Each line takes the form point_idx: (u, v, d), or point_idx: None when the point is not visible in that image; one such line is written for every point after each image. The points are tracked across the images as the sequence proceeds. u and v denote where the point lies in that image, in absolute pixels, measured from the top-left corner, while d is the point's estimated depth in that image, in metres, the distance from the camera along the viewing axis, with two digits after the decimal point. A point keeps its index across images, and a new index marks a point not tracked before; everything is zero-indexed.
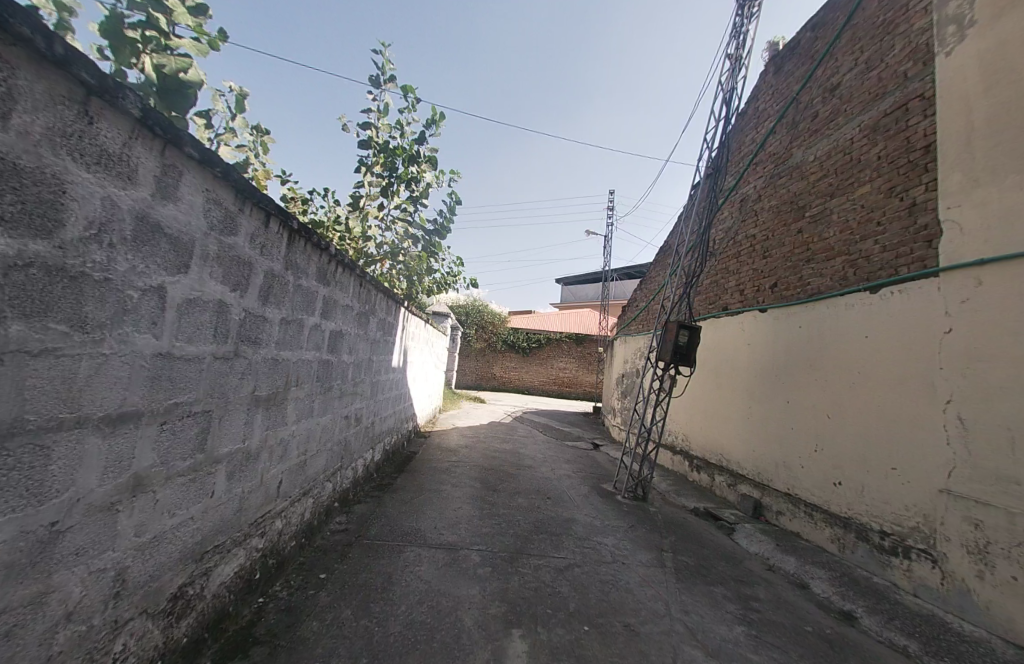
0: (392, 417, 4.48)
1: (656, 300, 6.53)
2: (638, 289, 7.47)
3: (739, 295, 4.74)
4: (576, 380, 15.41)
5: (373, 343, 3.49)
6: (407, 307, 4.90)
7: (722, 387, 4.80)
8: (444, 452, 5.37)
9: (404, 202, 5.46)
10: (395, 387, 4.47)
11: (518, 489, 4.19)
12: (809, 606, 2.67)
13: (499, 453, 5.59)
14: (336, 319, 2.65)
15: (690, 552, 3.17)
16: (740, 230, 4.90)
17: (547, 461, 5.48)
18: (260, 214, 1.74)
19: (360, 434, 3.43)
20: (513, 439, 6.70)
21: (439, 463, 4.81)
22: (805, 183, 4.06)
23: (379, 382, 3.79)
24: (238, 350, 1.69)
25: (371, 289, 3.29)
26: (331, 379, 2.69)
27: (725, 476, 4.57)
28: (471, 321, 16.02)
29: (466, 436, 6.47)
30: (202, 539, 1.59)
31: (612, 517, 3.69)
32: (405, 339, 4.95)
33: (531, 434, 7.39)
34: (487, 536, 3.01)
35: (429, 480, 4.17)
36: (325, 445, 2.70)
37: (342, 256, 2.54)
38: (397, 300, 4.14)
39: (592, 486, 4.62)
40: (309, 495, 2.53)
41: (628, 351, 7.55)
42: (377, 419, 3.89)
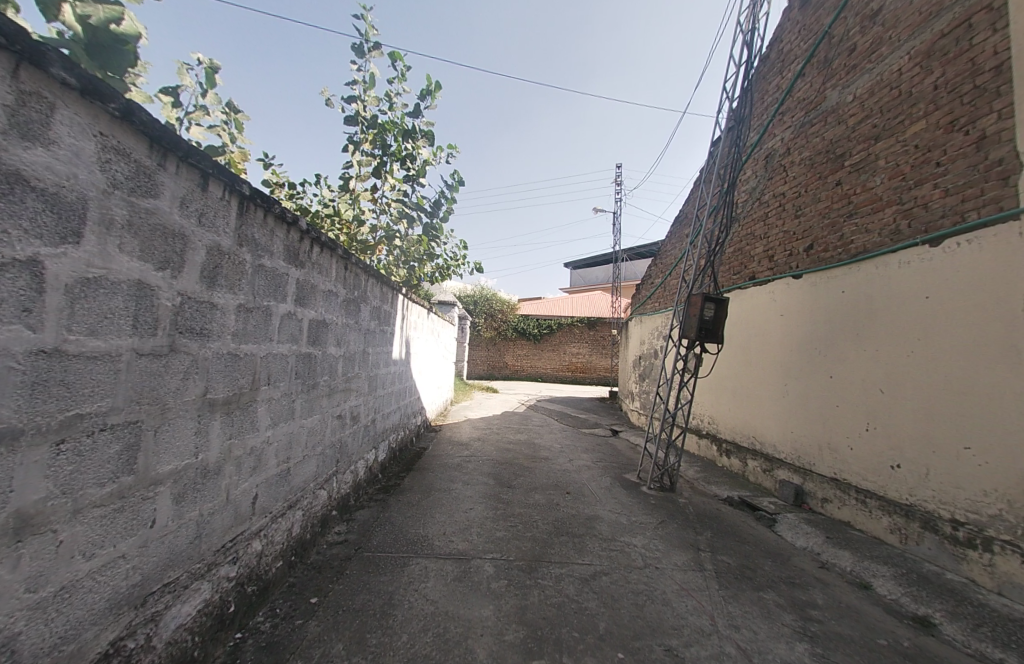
0: (397, 412, 4.18)
1: (674, 275, 6.09)
2: (653, 265, 7.02)
3: (769, 262, 4.30)
4: (590, 365, 15.01)
5: (367, 333, 3.16)
6: (406, 296, 4.57)
7: (754, 363, 4.38)
8: (455, 446, 5.07)
9: (398, 182, 5.09)
10: (398, 381, 4.16)
11: (535, 484, 3.86)
12: (876, 610, 2.30)
13: (514, 446, 5.27)
14: (317, 306, 2.32)
15: (731, 551, 2.82)
16: (766, 189, 4.42)
17: (564, 451, 5.16)
18: (192, 173, 1.40)
19: (359, 433, 3.13)
20: (528, 429, 6.38)
21: (449, 459, 4.51)
22: (844, 128, 3.57)
23: (378, 376, 3.47)
24: (175, 344, 1.36)
25: (360, 272, 2.95)
26: (317, 374, 2.37)
27: (760, 461, 4.18)
28: (479, 310, 15.68)
29: (478, 429, 6.17)
30: (143, 579, 1.29)
31: (639, 512, 3.35)
32: (407, 330, 4.62)
33: (546, 423, 7.07)
34: (502, 541, 2.70)
35: (438, 479, 3.87)
36: (315, 450, 2.40)
37: (316, 232, 2.20)
38: (394, 286, 3.80)
39: (614, 477, 4.28)
40: (298, 508, 2.24)
41: (644, 331, 7.12)
42: (379, 416, 3.59)
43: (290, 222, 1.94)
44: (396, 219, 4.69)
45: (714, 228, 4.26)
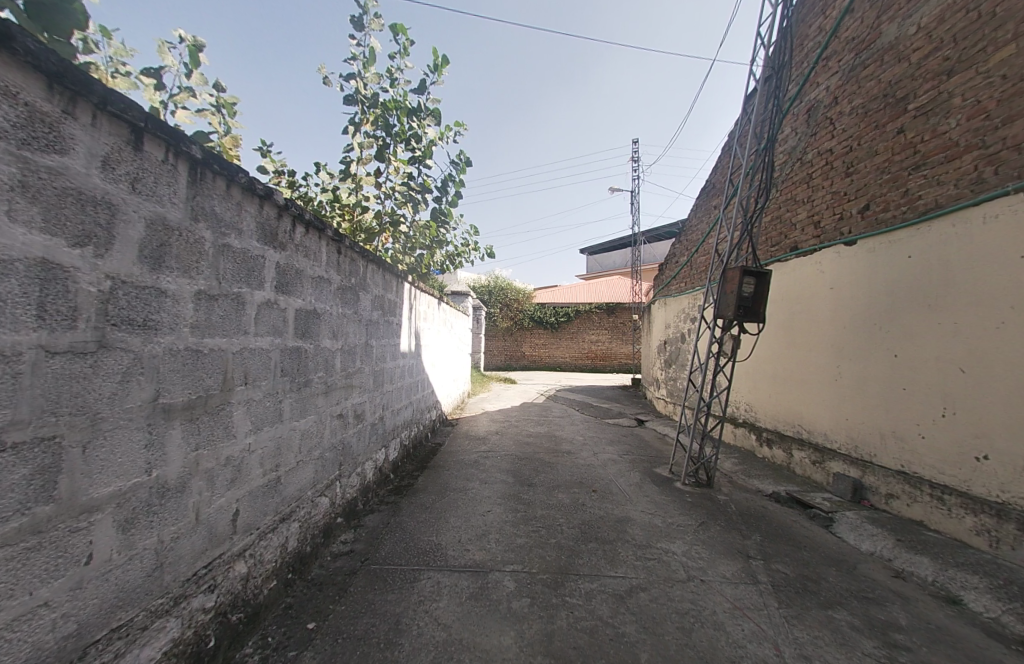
0: (408, 408, 3.93)
1: (702, 251, 5.63)
2: (677, 242, 6.55)
3: (815, 229, 3.86)
4: (611, 352, 14.58)
5: (368, 324, 2.89)
6: (414, 284, 4.28)
7: (798, 343, 3.97)
8: (472, 441, 4.80)
9: (404, 165, 4.80)
10: (407, 375, 3.89)
11: (558, 481, 3.56)
12: (972, 631, 1.92)
13: (534, 439, 4.96)
14: (305, 293, 2.04)
15: (787, 558, 2.46)
16: (811, 147, 3.94)
17: (587, 444, 4.83)
18: (117, 128, 1.13)
19: (366, 431, 2.87)
20: (549, 421, 6.06)
21: (466, 455, 4.24)
22: (905, 66, 3.07)
23: (384, 369, 3.21)
24: (107, 339, 1.10)
25: (358, 256, 2.67)
26: (310, 371, 2.10)
27: (809, 451, 3.77)
28: (494, 300, 15.36)
29: (496, 422, 5.90)
30: (81, 626, 1.06)
31: (676, 512, 3.00)
32: (415, 321, 4.34)
33: (568, 413, 6.73)
34: (524, 549, 2.41)
35: (454, 477, 3.60)
36: (312, 454, 2.15)
37: (298, 208, 1.92)
38: (399, 273, 3.51)
39: (644, 471, 3.93)
40: (294, 520, 1.99)
41: (669, 315, 6.67)
42: (388, 413, 3.33)
43: (262, 194, 1.66)
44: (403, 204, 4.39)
45: (750, 194, 3.82)
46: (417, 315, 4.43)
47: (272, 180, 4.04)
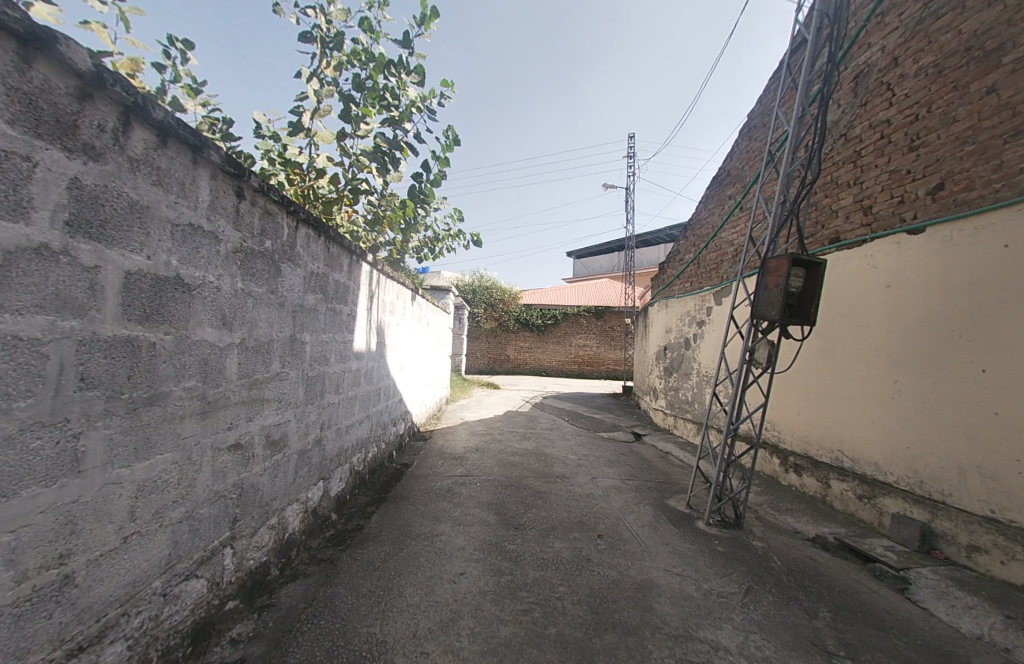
0: (365, 423, 3.08)
1: (715, 245, 4.93)
2: (683, 238, 5.86)
3: (861, 215, 3.18)
4: (598, 357, 13.94)
5: (298, 309, 2.05)
6: (380, 270, 3.41)
7: (837, 354, 3.27)
8: (447, 461, 3.96)
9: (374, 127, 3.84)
10: (365, 381, 3.04)
11: (551, 519, 2.77)
12: None
13: (522, 459, 4.16)
14: (152, 243, 1.21)
15: (878, 655, 1.75)
16: (861, 120, 3.26)
17: (583, 465, 4.06)
18: None
19: (289, 463, 2.01)
20: (537, 435, 5.27)
21: (437, 481, 3.41)
22: (999, 10, 2.46)
23: (325, 373, 2.36)
24: None
25: (279, 207, 1.83)
26: (165, 378, 1.27)
27: (853, 484, 3.06)
28: (477, 300, 14.55)
29: (475, 435, 5.08)
30: None
31: (710, 570, 2.26)
32: (381, 317, 3.43)
33: (557, 425, 5.95)
34: (511, 649, 1.61)
35: (419, 515, 2.76)
36: (169, 516, 1.31)
37: (133, 93, 1.10)
38: (356, 248, 2.68)
39: (655, 504, 3.17)
40: (117, 637, 1.13)
41: (672, 317, 5.98)
42: (332, 433, 2.47)
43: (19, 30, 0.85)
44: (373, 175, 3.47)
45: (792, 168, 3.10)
46: (383, 311, 3.52)
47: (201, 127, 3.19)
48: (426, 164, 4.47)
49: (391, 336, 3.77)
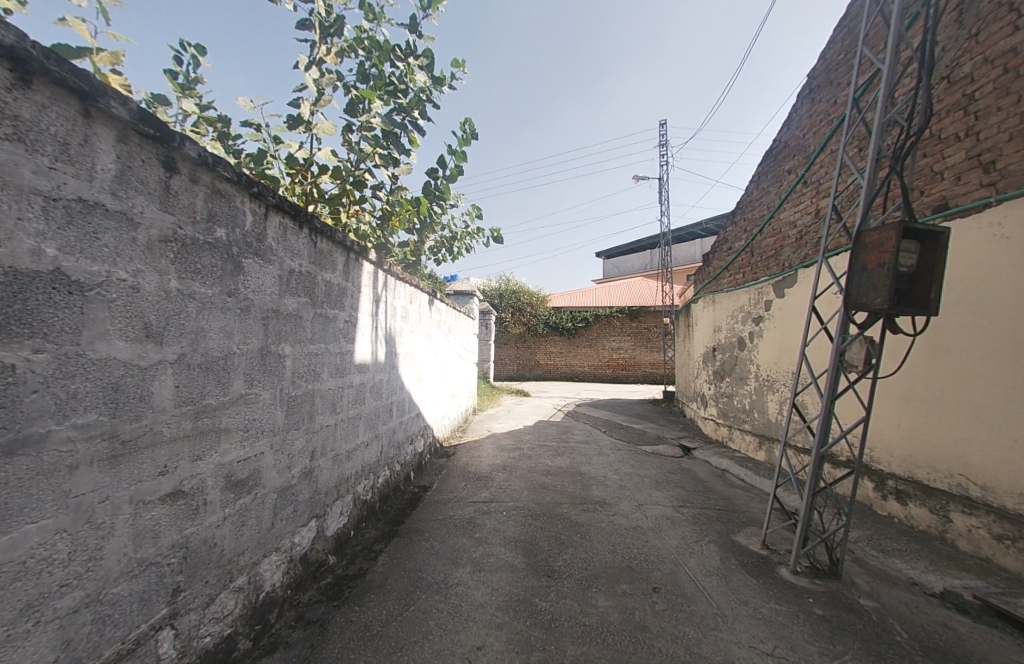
0: (374, 445, 2.68)
1: (776, 230, 4.26)
2: (732, 225, 5.19)
3: (978, 176, 2.48)
4: (634, 360, 13.19)
5: (274, 314, 1.66)
6: (390, 271, 3.01)
7: (952, 353, 2.58)
8: (471, 482, 3.52)
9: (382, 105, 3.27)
10: (373, 396, 2.65)
11: (592, 563, 2.27)
12: None
13: (556, 479, 3.65)
14: (10, 224, 0.87)
15: None
16: (971, 55, 2.55)
17: (627, 488, 3.51)
18: None
19: (264, 506, 1.63)
20: (571, 449, 4.75)
21: (458, 508, 2.97)
22: None
23: (317, 392, 1.98)
24: None
25: (236, 188, 1.45)
26: (37, 414, 0.91)
27: (987, 521, 2.39)
28: (505, 304, 14.17)
29: (503, 450, 4.62)
30: None
31: (812, 648, 1.68)
32: (391, 324, 3.02)
33: (594, 437, 5.39)
34: None
35: (434, 554, 2.33)
36: (52, 608, 0.94)
37: None
38: (354, 244, 2.30)
39: (723, 544, 2.59)
40: None
41: (721, 315, 5.31)
42: (329, 460, 2.09)
43: None
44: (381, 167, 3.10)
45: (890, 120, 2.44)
46: (394, 318, 3.11)
47: (198, 133, 3.00)
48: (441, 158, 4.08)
49: (405, 345, 3.36)
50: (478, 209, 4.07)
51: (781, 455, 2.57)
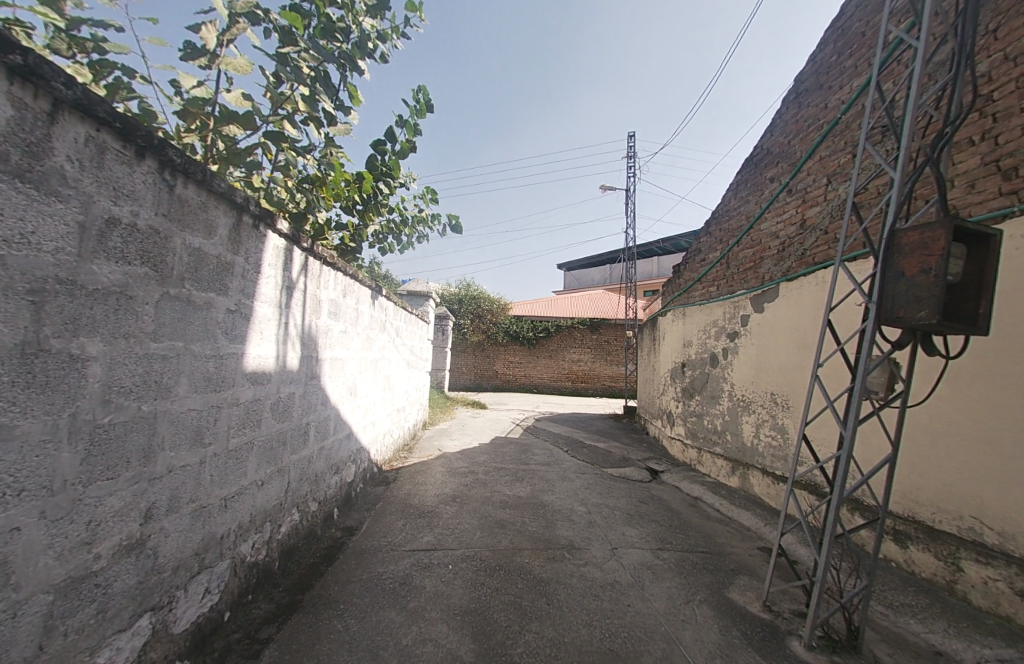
0: (276, 484, 1.98)
1: (757, 241, 3.99)
2: (706, 235, 4.93)
3: (997, 182, 2.26)
4: (593, 373, 12.96)
5: (61, 289, 0.98)
6: (317, 255, 2.30)
7: (966, 379, 2.32)
8: (411, 520, 2.86)
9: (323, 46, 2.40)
10: (275, 416, 1.94)
11: (564, 649, 1.70)
12: None
13: (515, 514, 3.07)
14: None
15: None
16: (988, 52, 2.39)
17: (598, 525, 2.98)
18: None
19: (19, 624, 0.93)
20: (531, 473, 4.18)
21: (390, 561, 2.30)
22: None
23: (166, 415, 1.29)
24: None
25: None
26: None
27: (1009, 573, 2.09)
28: (463, 310, 13.51)
29: (453, 474, 3.98)
30: None
31: None
32: (311, 320, 2.29)
33: (556, 458, 4.87)
34: None
35: (346, 642, 1.66)
36: None
37: None
38: (254, 204, 1.64)
39: (719, 606, 2.11)
40: None
41: (692, 329, 5.00)
42: (184, 519, 1.38)
43: None
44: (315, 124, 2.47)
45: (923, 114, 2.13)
46: (316, 314, 2.37)
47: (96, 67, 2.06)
48: (390, 131, 3.48)
49: (331, 350, 2.62)
50: (432, 194, 3.50)
51: (789, 496, 2.14)
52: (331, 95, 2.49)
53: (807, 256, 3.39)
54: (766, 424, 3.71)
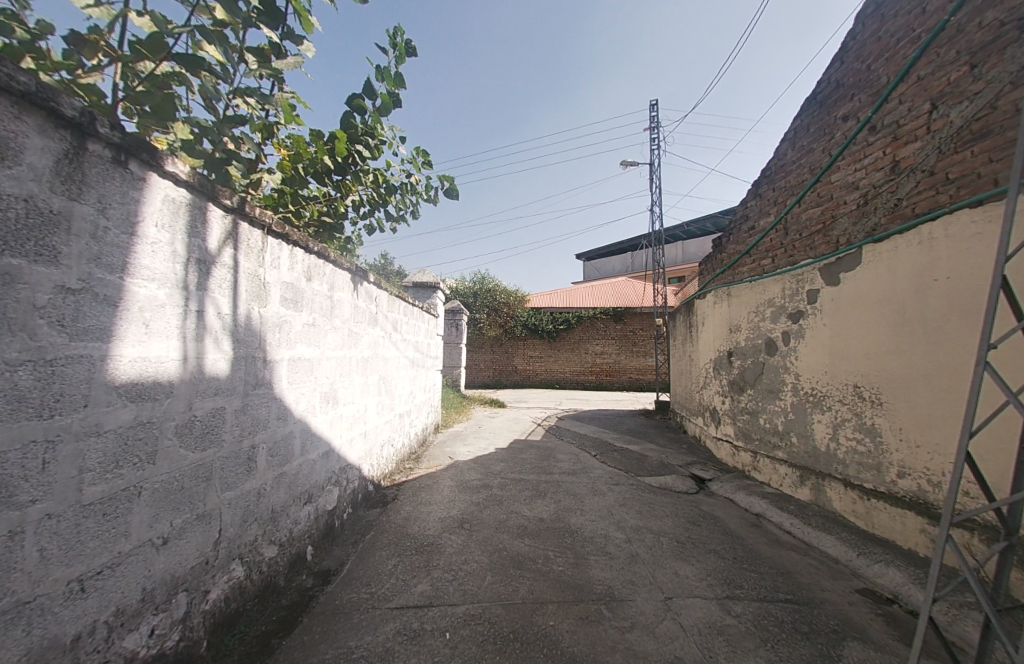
0: (197, 535, 1.43)
1: (826, 196, 3.23)
2: (754, 198, 4.16)
3: None
4: (619, 366, 12.20)
5: None
6: (263, 223, 1.73)
7: None
8: (405, 558, 2.27)
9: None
10: (185, 444, 1.38)
11: None
12: None
13: (534, 546, 2.45)
14: None
15: None
16: None
17: (642, 560, 2.33)
18: None
19: None
20: (556, 486, 3.54)
21: (369, 627, 1.72)
22: None
23: None
24: None
25: None
26: None
27: None
28: (479, 304, 12.94)
29: (464, 489, 3.39)
30: None
31: None
32: (250, 307, 1.68)
33: (583, 465, 4.21)
34: None
35: None
36: None
37: None
38: (108, 129, 1.09)
39: None
40: None
41: (738, 310, 4.25)
42: None
43: None
44: (256, 59, 1.91)
45: None
46: (260, 302, 1.75)
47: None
48: (368, 86, 3.19)
49: (293, 351, 1.97)
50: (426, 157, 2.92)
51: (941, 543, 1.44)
52: (279, 23, 1.88)
53: (902, 208, 2.62)
54: (846, 424, 2.97)
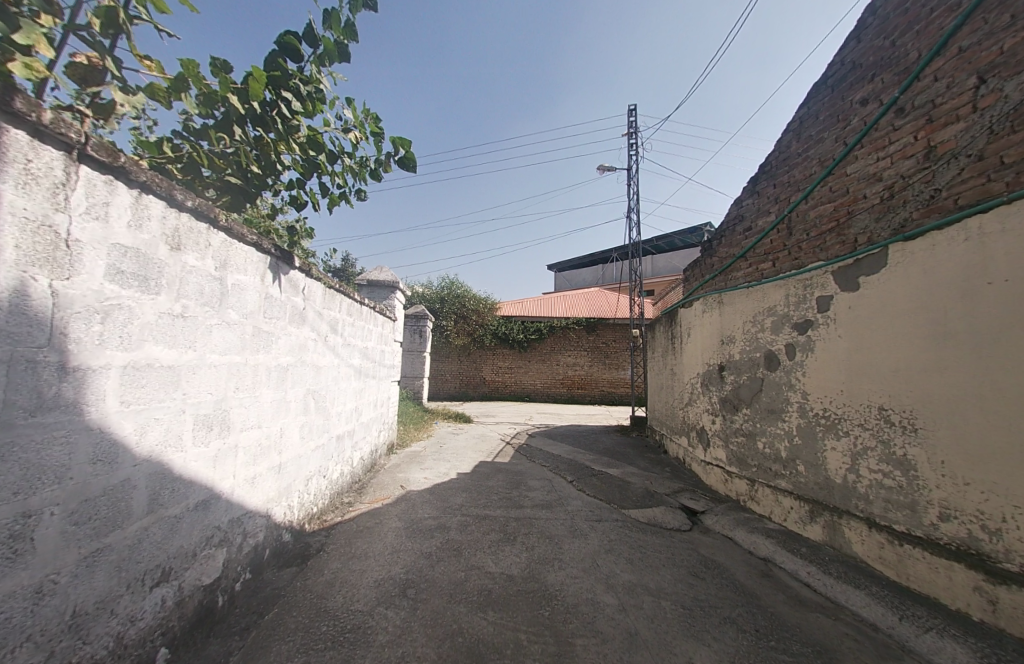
0: None
1: (842, 192, 2.86)
2: (750, 197, 3.79)
3: None
4: (590, 378, 11.78)
5: None
6: (78, 142, 1.08)
7: None
8: (313, 655, 1.57)
9: None
10: None
11: None
12: None
13: (501, 624, 1.81)
14: None
15: None
16: None
17: (645, 643, 1.74)
18: None
19: None
20: (527, 525, 2.91)
21: None
22: None
23: None
24: None
25: None
26: None
27: None
28: (446, 311, 12.22)
29: (413, 531, 2.70)
30: None
31: None
32: (23, 275, 0.99)
33: (558, 496, 3.61)
34: None
35: None
36: None
37: None
38: None
39: None
40: None
41: (730, 320, 3.82)
42: None
43: None
44: None
45: None
46: (55, 274, 1.06)
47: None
48: (310, 30, 2.57)
49: (131, 354, 1.28)
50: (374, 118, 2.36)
51: None
52: None
53: (941, 200, 2.26)
54: (869, 453, 2.53)
